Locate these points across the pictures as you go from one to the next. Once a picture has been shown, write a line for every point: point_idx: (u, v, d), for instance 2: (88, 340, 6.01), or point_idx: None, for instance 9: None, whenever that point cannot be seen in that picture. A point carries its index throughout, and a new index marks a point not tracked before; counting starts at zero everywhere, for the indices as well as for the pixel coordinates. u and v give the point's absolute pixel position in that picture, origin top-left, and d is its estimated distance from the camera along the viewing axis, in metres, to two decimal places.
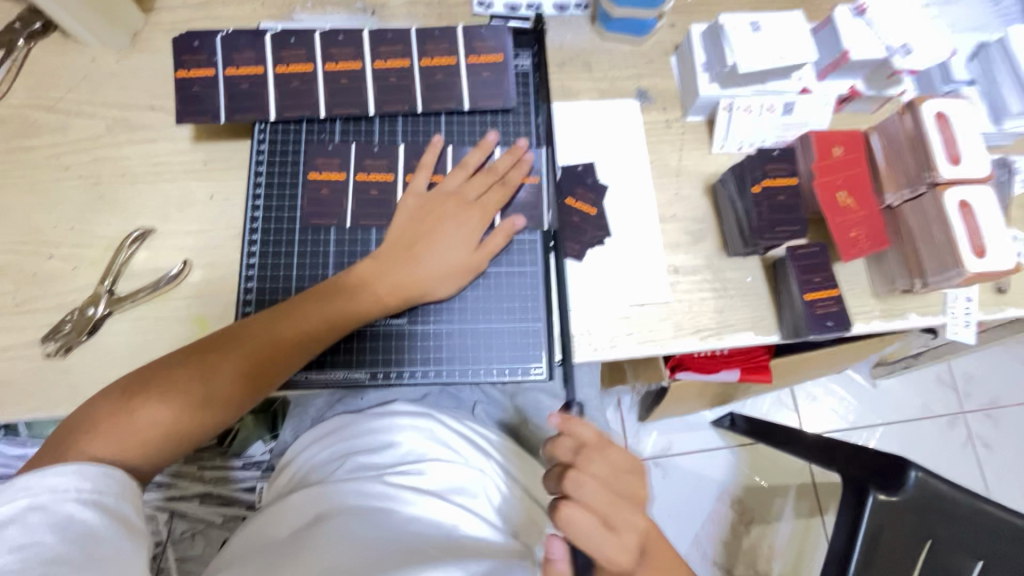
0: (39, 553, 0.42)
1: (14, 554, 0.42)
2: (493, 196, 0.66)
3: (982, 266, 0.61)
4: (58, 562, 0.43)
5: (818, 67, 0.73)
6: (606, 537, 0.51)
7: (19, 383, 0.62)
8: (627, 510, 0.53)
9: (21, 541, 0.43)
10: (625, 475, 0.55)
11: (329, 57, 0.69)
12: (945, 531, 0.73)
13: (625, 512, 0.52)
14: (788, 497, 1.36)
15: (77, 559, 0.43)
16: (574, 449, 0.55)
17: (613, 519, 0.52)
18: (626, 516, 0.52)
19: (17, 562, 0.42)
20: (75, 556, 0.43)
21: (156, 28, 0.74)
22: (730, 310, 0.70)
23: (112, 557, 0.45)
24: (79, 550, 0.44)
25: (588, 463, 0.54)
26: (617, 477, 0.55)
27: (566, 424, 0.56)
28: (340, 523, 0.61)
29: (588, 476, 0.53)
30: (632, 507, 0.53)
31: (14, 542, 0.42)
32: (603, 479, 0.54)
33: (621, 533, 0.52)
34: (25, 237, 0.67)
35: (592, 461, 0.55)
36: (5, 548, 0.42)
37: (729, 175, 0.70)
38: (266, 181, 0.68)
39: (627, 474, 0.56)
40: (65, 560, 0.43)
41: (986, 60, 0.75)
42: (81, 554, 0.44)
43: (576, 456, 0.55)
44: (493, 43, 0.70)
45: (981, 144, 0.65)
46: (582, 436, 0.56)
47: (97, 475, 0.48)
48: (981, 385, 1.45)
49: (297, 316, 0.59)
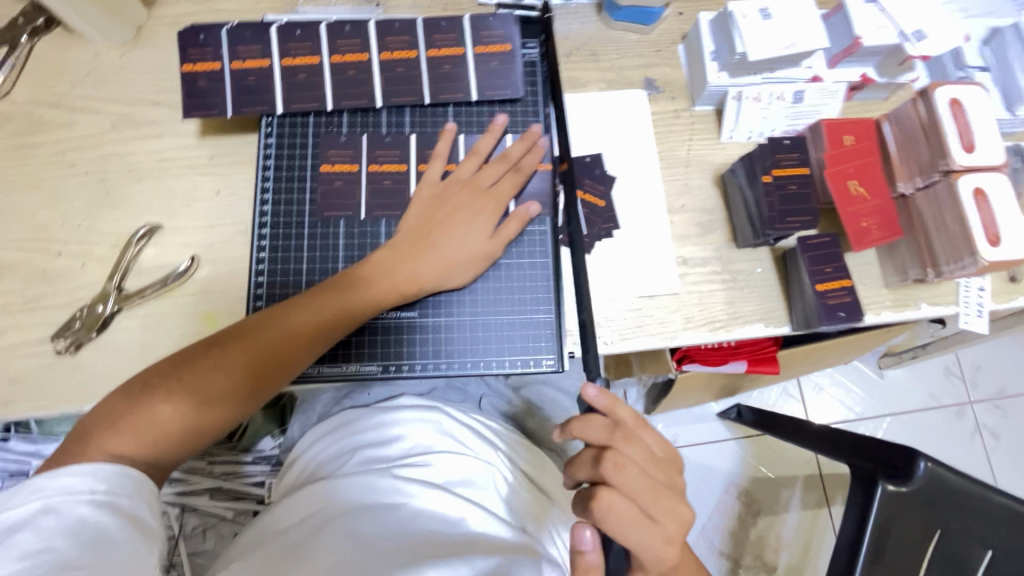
0: (50, 558, 0.43)
1: (25, 560, 0.43)
2: (508, 183, 0.66)
3: (997, 255, 0.61)
4: (71, 567, 0.43)
5: (830, 54, 0.72)
6: (650, 530, 0.50)
7: (29, 380, 0.62)
8: (668, 499, 0.52)
9: (34, 546, 0.43)
10: (661, 462, 0.55)
11: (336, 49, 0.68)
12: (955, 522, 0.73)
13: (669, 503, 0.52)
14: (795, 488, 1.36)
15: (87, 564, 0.44)
16: (611, 430, 0.53)
17: (656, 512, 0.51)
18: (668, 506, 0.52)
19: (28, 568, 0.42)
20: (87, 559, 0.44)
21: (160, 22, 0.74)
22: (741, 301, 0.69)
23: (124, 562, 0.45)
24: (89, 554, 0.44)
25: (626, 445, 0.53)
26: (654, 462, 0.54)
27: (605, 403, 0.54)
28: (351, 519, 0.61)
29: (629, 462, 0.51)
30: (672, 494, 0.53)
31: (27, 548, 0.43)
32: (641, 464, 0.52)
33: (664, 524, 0.51)
34: (33, 234, 0.67)
35: (630, 444, 0.53)
36: (17, 555, 0.43)
37: (739, 164, 0.69)
38: (274, 175, 0.68)
39: (661, 460, 0.55)
40: (79, 564, 0.43)
41: (1000, 46, 0.74)
42: (91, 559, 0.44)
43: (613, 438, 0.53)
44: (500, 33, 0.69)
45: (996, 130, 0.64)
46: (621, 418, 0.54)
47: (113, 475, 0.48)
48: (989, 375, 1.45)
49: (313, 307, 0.59)
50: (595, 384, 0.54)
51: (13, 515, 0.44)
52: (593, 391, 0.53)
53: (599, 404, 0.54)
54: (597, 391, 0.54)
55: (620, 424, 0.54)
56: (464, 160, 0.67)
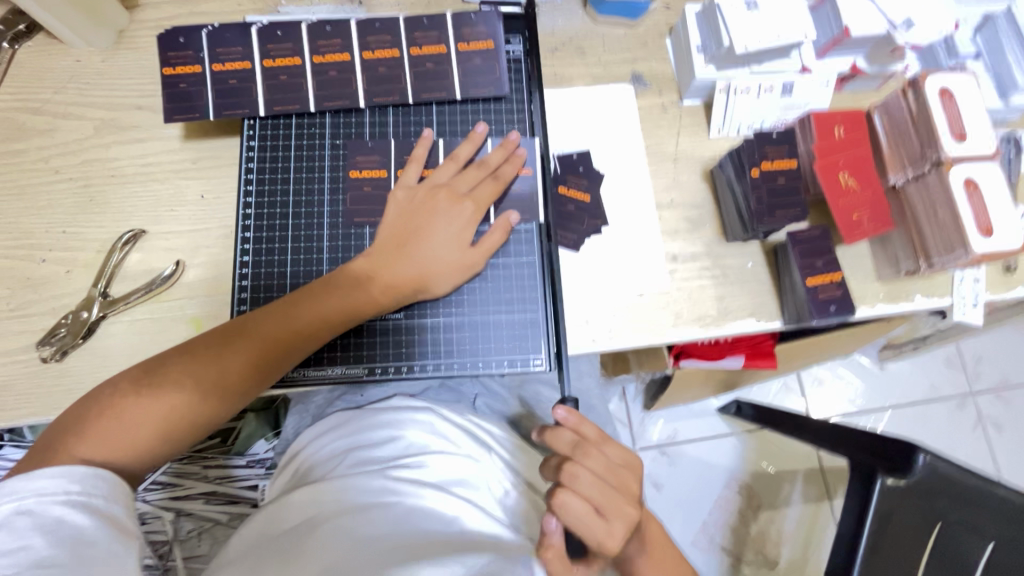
0: (27, 557, 0.43)
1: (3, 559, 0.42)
2: (486, 190, 0.65)
3: (989, 246, 0.60)
4: (47, 565, 0.43)
5: (819, 45, 0.71)
6: (601, 531, 0.52)
7: (15, 388, 0.62)
8: (622, 505, 0.52)
9: (9, 546, 0.43)
10: (622, 470, 0.55)
11: (317, 50, 0.67)
12: (954, 514, 0.72)
13: (623, 508, 0.53)
14: (796, 482, 1.35)
15: (67, 562, 0.43)
16: (573, 443, 0.54)
17: (609, 515, 0.52)
18: (621, 512, 0.52)
19: (7, 567, 0.42)
20: (63, 558, 0.44)
21: (141, 26, 0.73)
22: (731, 297, 0.69)
23: (102, 559, 0.45)
24: (67, 551, 0.44)
25: (586, 457, 0.54)
26: (615, 471, 0.54)
27: (572, 420, 0.54)
28: (343, 519, 0.60)
29: (583, 469, 0.53)
30: (629, 502, 0.53)
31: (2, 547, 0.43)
32: (599, 475, 0.53)
33: (616, 527, 0.52)
34: (18, 241, 0.66)
35: (590, 455, 0.54)
36: None
37: (727, 159, 0.68)
38: (257, 177, 0.67)
39: (625, 470, 0.55)
40: (54, 562, 0.43)
41: (993, 32, 0.72)
42: (68, 556, 0.44)
43: (575, 448, 0.54)
44: (483, 30, 0.68)
45: (986, 120, 0.63)
46: (585, 431, 0.55)
47: (86, 476, 0.48)
48: (991, 365, 1.43)
49: (290, 313, 0.59)
50: (566, 404, 0.55)
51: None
52: (561, 412, 0.54)
53: (566, 422, 0.54)
54: (567, 410, 0.54)
55: (585, 439, 0.55)
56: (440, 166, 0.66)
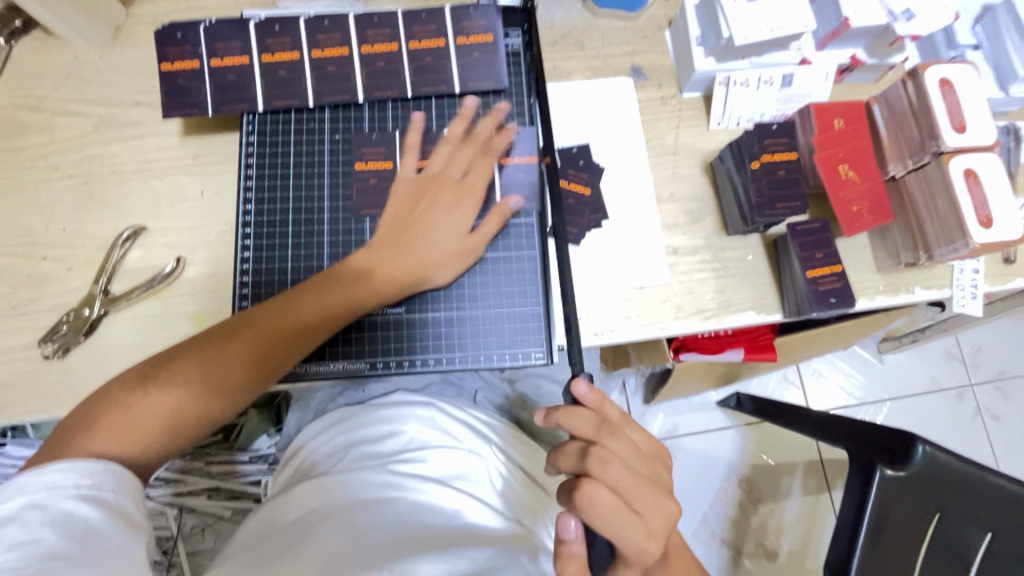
0: (39, 550, 0.43)
1: (13, 553, 0.42)
2: (480, 170, 0.65)
3: (990, 237, 0.60)
4: (59, 558, 0.43)
5: (818, 37, 0.71)
6: (631, 522, 0.50)
7: (18, 386, 0.62)
8: (654, 495, 0.51)
9: (19, 539, 0.43)
10: (648, 457, 0.54)
11: (316, 44, 0.67)
12: (953, 505, 0.72)
13: (654, 496, 0.51)
14: (795, 475, 1.35)
15: (77, 555, 0.44)
16: (598, 425, 0.53)
17: (639, 506, 0.50)
18: (653, 502, 0.51)
19: (17, 560, 0.42)
20: (74, 551, 0.44)
21: (139, 21, 0.73)
22: (732, 290, 0.69)
23: (111, 553, 0.46)
24: (78, 545, 0.44)
25: (612, 441, 0.52)
26: (641, 458, 0.53)
27: (594, 401, 0.53)
28: (345, 514, 0.61)
29: (612, 457, 0.51)
30: (660, 490, 0.52)
31: (13, 540, 0.43)
32: (627, 460, 0.52)
33: (647, 519, 0.50)
34: (18, 239, 0.66)
35: (616, 441, 0.52)
36: (3, 546, 0.42)
37: (727, 152, 0.68)
38: (257, 172, 0.67)
39: (648, 456, 0.55)
40: (64, 555, 0.43)
41: (992, 23, 0.72)
42: (80, 550, 0.44)
43: (599, 433, 0.52)
44: (482, 23, 0.68)
45: (986, 110, 0.63)
46: (608, 414, 0.54)
47: (97, 471, 0.48)
48: (990, 356, 1.44)
49: (292, 307, 0.58)
50: (585, 379, 0.53)
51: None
52: (583, 388, 0.52)
53: (588, 402, 0.53)
54: (587, 387, 0.53)
55: (607, 423, 0.54)
56: (432, 155, 0.66)
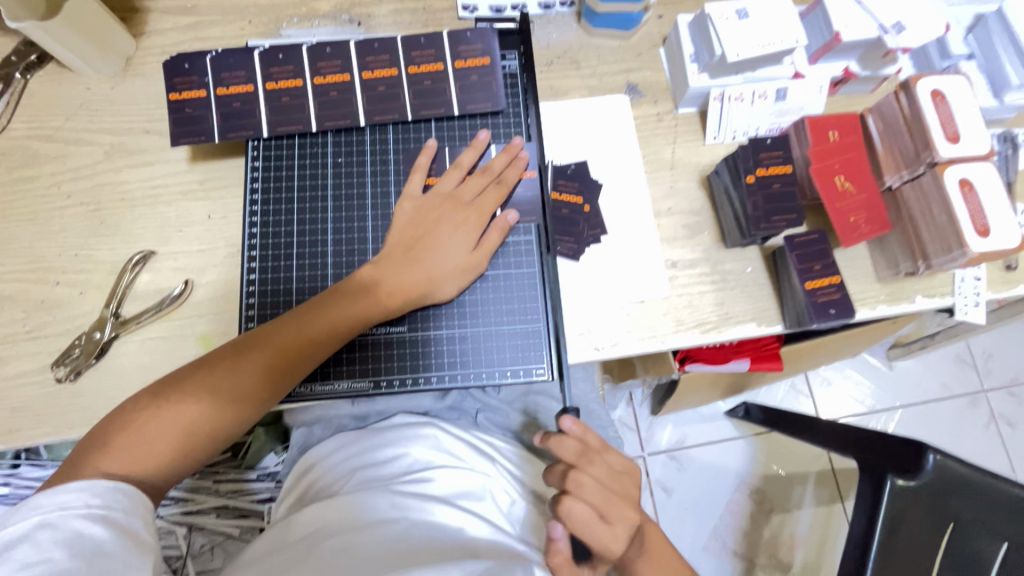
0: (47, 569, 0.44)
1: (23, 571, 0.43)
2: (491, 196, 0.66)
3: (985, 245, 0.60)
4: None
5: (810, 50, 0.72)
6: (606, 534, 0.54)
7: (31, 409, 0.64)
8: (625, 508, 0.55)
9: (30, 558, 0.44)
10: (622, 474, 0.57)
11: (318, 71, 0.69)
12: (967, 514, 0.72)
13: (624, 509, 0.55)
14: (807, 485, 1.34)
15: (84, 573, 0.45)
16: (578, 450, 0.55)
17: (613, 518, 0.54)
18: (624, 515, 0.55)
19: None
20: (81, 569, 0.45)
21: (148, 52, 0.75)
22: (731, 302, 0.69)
23: (118, 571, 0.46)
24: (86, 563, 0.45)
25: (589, 464, 0.55)
26: (615, 476, 0.56)
27: (577, 431, 0.55)
28: (351, 534, 0.61)
29: (591, 479, 0.54)
30: (629, 504, 0.56)
31: (25, 559, 0.44)
32: (603, 481, 0.55)
33: (620, 531, 0.54)
34: (32, 266, 0.68)
35: (593, 461, 0.56)
36: (15, 565, 0.44)
37: (723, 166, 0.69)
38: (262, 197, 0.69)
39: (624, 474, 0.58)
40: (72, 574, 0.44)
41: (984, 33, 0.73)
42: (87, 568, 0.45)
43: (579, 457, 0.55)
44: (479, 46, 0.70)
45: (980, 120, 0.63)
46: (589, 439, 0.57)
47: (107, 491, 0.49)
48: (1002, 362, 1.42)
49: (302, 325, 0.60)
50: (570, 415, 0.56)
51: (10, 531, 0.45)
52: (570, 424, 0.55)
53: (572, 431, 0.55)
54: (572, 421, 0.55)
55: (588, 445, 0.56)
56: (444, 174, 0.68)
